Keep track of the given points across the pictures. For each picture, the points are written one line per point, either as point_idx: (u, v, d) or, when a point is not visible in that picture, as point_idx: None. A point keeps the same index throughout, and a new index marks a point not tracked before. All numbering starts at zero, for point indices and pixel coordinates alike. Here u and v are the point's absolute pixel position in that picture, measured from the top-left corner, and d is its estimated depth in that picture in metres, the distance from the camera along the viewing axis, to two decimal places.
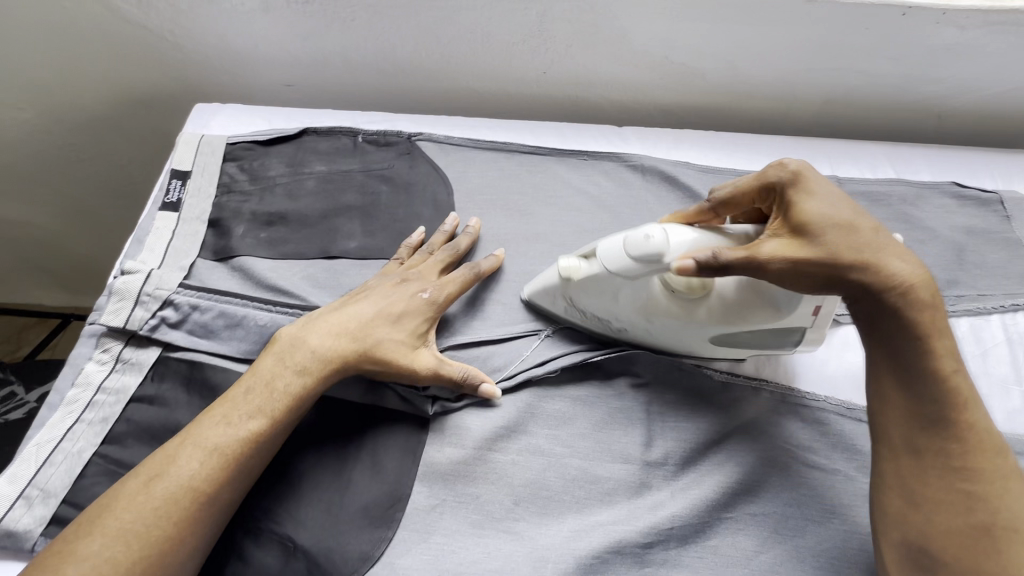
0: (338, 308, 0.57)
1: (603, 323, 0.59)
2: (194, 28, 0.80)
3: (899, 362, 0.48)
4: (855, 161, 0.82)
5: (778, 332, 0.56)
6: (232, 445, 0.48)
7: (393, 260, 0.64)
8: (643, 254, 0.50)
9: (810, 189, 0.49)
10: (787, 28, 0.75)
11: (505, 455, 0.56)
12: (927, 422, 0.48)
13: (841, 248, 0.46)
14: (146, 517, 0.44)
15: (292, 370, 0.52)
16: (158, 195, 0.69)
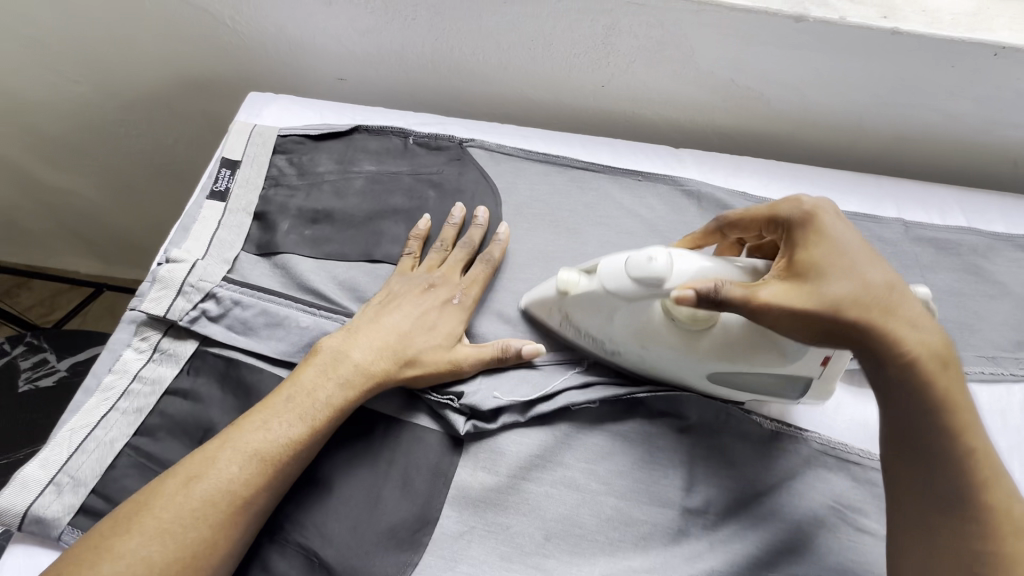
0: (374, 319, 0.56)
1: (596, 343, 0.57)
2: (253, 15, 0.79)
3: (918, 431, 0.44)
4: (924, 204, 0.77)
5: (784, 376, 0.54)
6: (273, 451, 0.47)
7: (407, 256, 0.63)
8: (645, 274, 0.50)
9: (820, 231, 0.47)
10: (865, 60, 0.71)
11: (539, 486, 0.53)
12: (947, 498, 0.43)
13: (851, 300, 0.43)
14: (184, 518, 0.43)
15: (335, 381, 0.51)
16: (207, 183, 0.69)
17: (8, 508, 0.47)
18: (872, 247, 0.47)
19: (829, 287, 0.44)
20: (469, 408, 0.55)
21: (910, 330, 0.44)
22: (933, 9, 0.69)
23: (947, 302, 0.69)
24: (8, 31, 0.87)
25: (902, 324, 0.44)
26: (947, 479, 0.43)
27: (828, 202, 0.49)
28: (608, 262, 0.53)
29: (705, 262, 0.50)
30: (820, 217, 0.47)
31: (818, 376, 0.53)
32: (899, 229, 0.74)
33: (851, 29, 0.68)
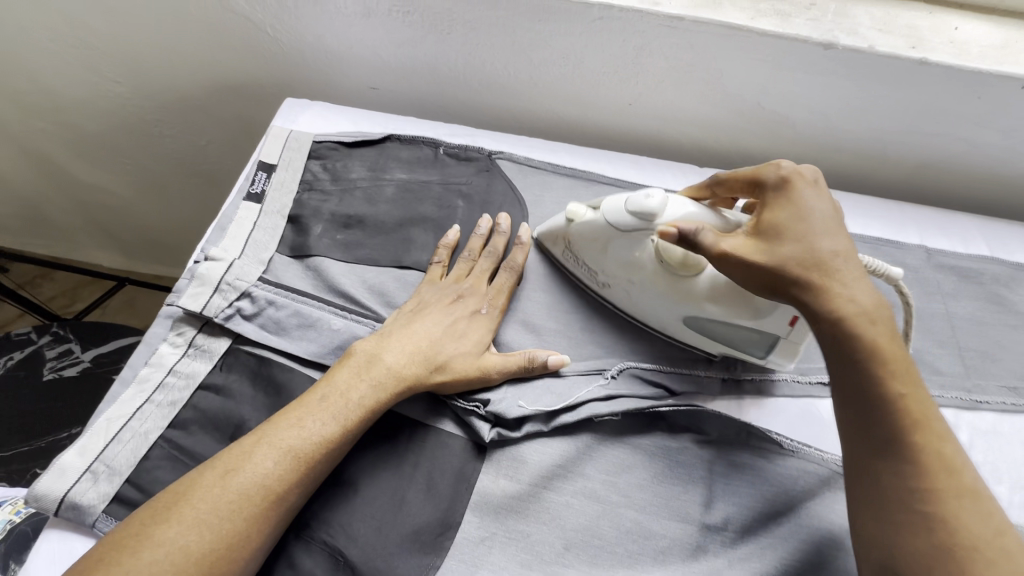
0: (405, 325, 0.58)
1: (590, 274, 0.64)
2: (292, 24, 0.82)
3: (848, 383, 0.46)
4: (946, 232, 0.78)
5: (750, 333, 0.58)
6: (307, 449, 0.48)
7: (436, 264, 0.64)
8: (641, 211, 0.55)
9: (785, 196, 0.51)
10: (891, 88, 0.72)
11: (560, 496, 0.54)
12: (875, 441, 0.44)
13: (789, 256, 0.48)
14: (221, 510, 0.44)
15: (367, 383, 0.53)
16: (243, 185, 0.71)
17: (45, 493, 0.48)
18: (834, 218, 0.50)
19: (778, 248, 0.49)
20: (494, 416, 0.56)
21: (843, 288, 0.47)
22: (961, 41, 0.70)
23: (968, 330, 0.69)
24: (54, 32, 0.90)
25: (834, 282, 0.47)
26: (873, 422, 0.44)
27: (808, 172, 0.53)
28: (615, 200, 0.59)
29: (700, 210, 0.55)
30: (787, 184, 0.52)
31: (785, 336, 0.56)
32: (921, 256, 0.74)
33: (880, 58, 0.69)
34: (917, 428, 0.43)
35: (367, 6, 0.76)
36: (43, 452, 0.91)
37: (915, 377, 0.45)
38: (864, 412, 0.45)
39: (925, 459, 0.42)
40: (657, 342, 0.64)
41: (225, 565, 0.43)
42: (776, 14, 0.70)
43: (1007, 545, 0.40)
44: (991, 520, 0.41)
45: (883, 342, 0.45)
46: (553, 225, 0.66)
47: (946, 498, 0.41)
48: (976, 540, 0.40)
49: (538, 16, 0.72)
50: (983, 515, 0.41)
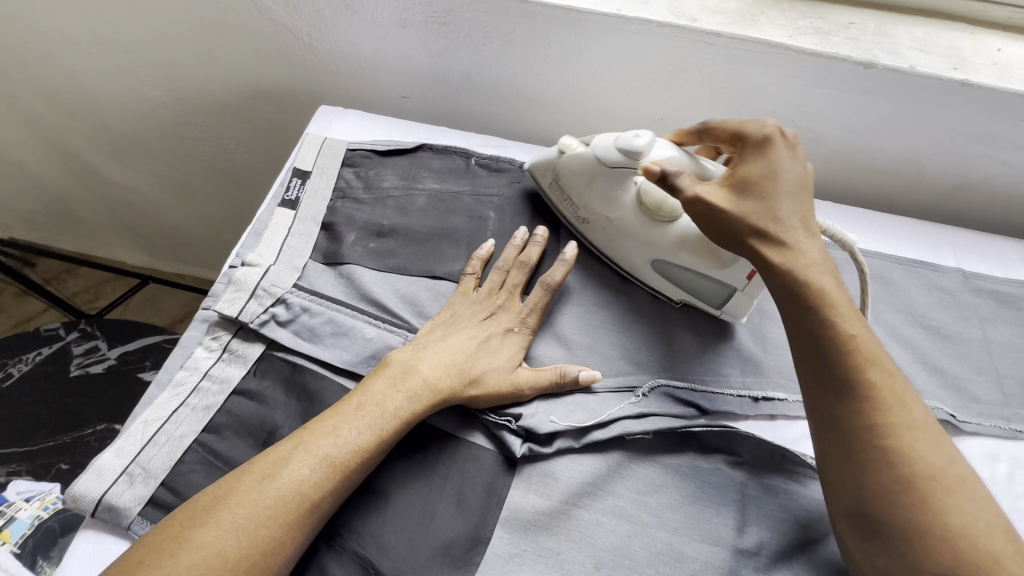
0: (440, 338, 0.58)
1: (572, 209, 0.69)
2: (329, 32, 0.83)
3: (806, 336, 0.51)
4: (983, 255, 0.76)
5: (710, 282, 0.63)
6: (343, 458, 0.48)
7: (469, 276, 0.64)
8: (629, 148, 0.61)
9: (755, 155, 0.56)
10: (930, 108, 0.71)
11: (590, 514, 0.53)
12: (831, 388, 0.49)
13: (754, 214, 0.54)
14: (257, 516, 0.44)
15: (403, 393, 0.53)
16: (278, 191, 0.71)
17: (84, 493, 0.49)
18: (797, 179, 0.56)
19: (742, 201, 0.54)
20: (525, 431, 0.55)
21: (796, 246, 0.53)
22: (1004, 63, 0.69)
23: (1006, 357, 0.68)
24: (96, 35, 0.92)
25: (791, 239, 0.53)
26: (831, 370, 0.49)
27: (783, 132, 0.58)
28: (606, 138, 0.65)
29: (681, 157, 0.61)
30: (762, 143, 0.56)
31: (742, 290, 0.62)
32: (958, 279, 0.73)
33: (920, 78, 0.68)
34: (868, 369, 0.49)
35: (403, 16, 0.77)
36: (68, 448, 0.92)
37: (862, 323, 0.51)
38: (823, 362, 0.50)
39: (879, 399, 0.48)
40: (689, 360, 0.63)
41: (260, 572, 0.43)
42: (814, 33, 0.70)
43: (957, 472, 0.46)
44: (939, 449, 0.47)
45: (832, 294, 0.51)
46: (544, 157, 0.71)
47: (901, 433, 0.47)
48: (932, 469, 0.45)
49: (574, 29, 0.73)
50: (933, 444, 0.47)
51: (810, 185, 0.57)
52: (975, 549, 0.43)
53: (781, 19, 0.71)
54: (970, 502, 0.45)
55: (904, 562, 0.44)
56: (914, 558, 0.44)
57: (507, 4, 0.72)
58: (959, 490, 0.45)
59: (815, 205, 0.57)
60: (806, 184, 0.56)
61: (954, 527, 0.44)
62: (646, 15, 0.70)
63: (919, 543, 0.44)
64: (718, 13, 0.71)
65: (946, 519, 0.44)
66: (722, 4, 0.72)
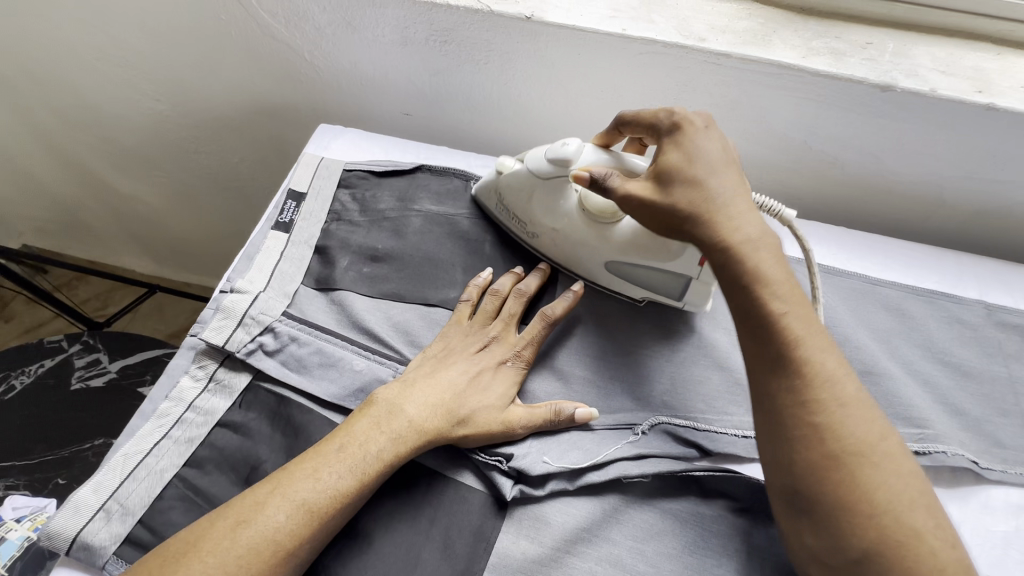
0: (429, 374, 0.56)
1: (520, 225, 0.68)
2: (329, 50, 0.82)
3: (741, 313, 0.49)
4: (1008, 286, 0.72)
5: (665, 274, 0.62)
6: (320, 503, 0.46)
7: (463, 303, 0.62)
8: (557, 156, 0.61)
9: (677, 137, 0.55)
10: (954, 133, 0.68)
11: (584, 562, 0.51)
12: (768, 365, 0.48)
13: (683, 197, 0.51)
14: (228, 565, 0.43)
15: (386, 435, 0.51)
16: (273, 213, 0.70)
17: (59, 531, 0.48)
18: (721, 156, 0.54)
19: (674, 187, 0.52)
20: (516, 472, 0.53)
21: (731, 221, 0.50)
22: None
23: None
24: (101, 51, 0.92)
25: (725, 216, 0.50)
26: (766, 348, 0.48)
27: (701, 116, 0.56)
28: (537, 151, 0.64)
29: (609, 156, 0.60)
30: (678, 128, 0.55)
31: (697, 277, 0.60)
32: (981, 312, 0.69)
33: (942, 102, 0.65)
34: (802, 345, 0.47)
35: (404, 35, 0.76)
36: (64, 462, 0.90)
37: (800, 298, 0.49)
38: (758, 340, 0.48)
39: (812, 377, 0.47)
40: (691, 396, 0.60)
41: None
42: (829, 53, 0.67)
43: (887, 447, 0.46)
44: (870, 423, 0.46)
45: (768, 268, 0.49)
46: (486, 180, 0.69)
47: (831, 410, 0.46)
48: (860, 446, 0.45)
49: (578, 48, 0.70)
50: (863, 418, 0.46)
51: (736, 162, 0.55)
52: (899, 525, 0.43)
53: (794, 38, 0.68)
54: (899, 478, 0.45)
55: (833, 541, 0.44)
56: (842, 537, 0.44)
57: (509, 23, 0.69)
58: (888, 465, 0.45)
59: (746, 179, 0.54)
60: (733, 161, 0.54)
61: (880, 503, 0.44)
62: (652, 35, 0.67)
63: (845, 521, 0.44)
64: (727, 32, 0.68)
65: (874, 495, 0.44)
66: (732, 23, 0.69)
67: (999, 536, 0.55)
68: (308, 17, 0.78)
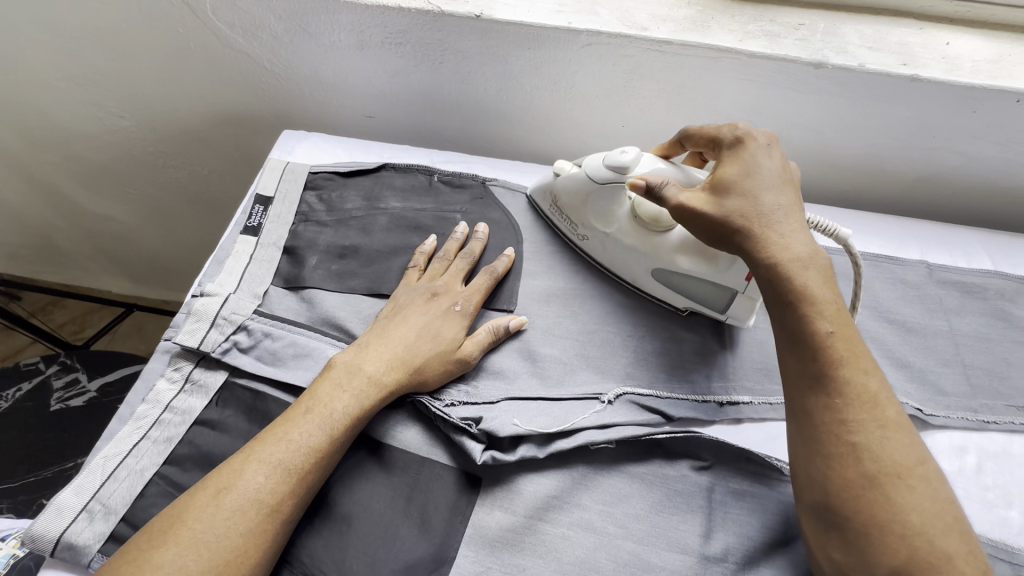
0: (381, 335, 0.59)
1: (571, 227, 0.71)
2: (289, 57, 0.84)
3: (783, 326, 0.50)
4: (948, 247, 0.77)
5: (712, 285, 0.63)
6: (297, 460, 0.49)
7: (412, 269, 0.67)
8: (617, 165, 0.63)
9: (739, 152, 0.57)
10: (884, 105, 0.72)
11: (556, 528, 0.53)
12: (810, 380, 0.48)
13: (732, 208, 0.54)
14: (218, 528, 0.45)
15: (350, 393, 0.54)
16: (241, 218, 0.72)
17: (42, 534, 0.49)
18: (779, 175, 0.56)
19: (727, 202, 0.54)
20: (486, 437, 0.55)
21: (779, 237, 0.52)
22: (953, 56, 0.70)
23: (973, 348, 0.68)
24: (61, 71, 0.92)
25: (777, 233, 0.52)
26: (807, 364, 0.49)
27: (763, 133, 0.59)
28: (595, 159, 0.67)
29: (669, 169, 0.63)
30: (740, 143, 0.58)
31: (742, 292, 0.62)
32: (923, 272, 0.73)
33: (872, 75, 0.69)
34: (845, 365, 0.47)
35: (361, 39, 0.78)
36: (48, 483, 0.91)
37: (845, 319, 0.50)
38: (799, 354, 0.49)
39: (854, 398, 0.47)
40: (652, 366, 0.64)
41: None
42: (764, 36, 0.71)
43: (925, 472, 0.45)
44: (910, 448, 0.46)
45: (814, 284, 0.50)
46: (543, 180, 0.74)
47: (871, 431, 0.46)
48: (898, 467, 0.45)
49: (528, 44, 0.73)
50: (905, 442, 0.46)
51: (793, 183, 0.57)
52: (930, 547, 0.42)
53: (731, 23, 0.72)
54: (934, 503, 0.44)
55: (861, 557, 0.44)
56: (869, 554, 0.43)
57: (459, 23, 0.72)
58: (925, 489, 0.44)
59: (803, 200, 0.56)
60: (790, 182, 0.56)
61: (914, 524, 0.43)
62: (596, 27, 0.70)
63: (876, 537, 0.43)
64: (668, 21, 0.72)
65: (906, 518, 0.43)
66: (673, 12, 0.73)
67: (944, 477, 0.59)
68: (264, 27, 0.80)
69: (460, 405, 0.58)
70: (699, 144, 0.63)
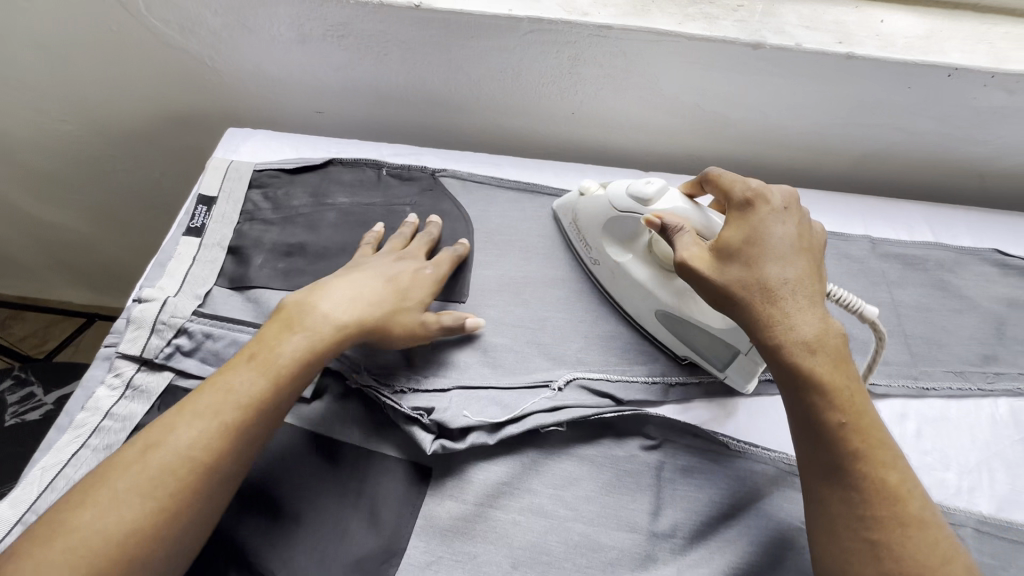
0: (339, 283, 0.59)
1: (587, 251, 0.69)
2: (231, 54, 0.82)
3: (795, 410, 0.49)
4: (891, 221, 0.79)
5: (714, 338, 0.59)
6: (230, 415, 0.47)
7: (370, 246, 0.66)
8: (639, 195, 0.61)
9: (749, 216, 0.54)
10: (824, 83, 0.73)
11: (506, 514, 0.54)
12: (825, 469, 0.47)
13: (739, 284, 0.51)
14: (142, 485, 0.43)
15: (300, 336, 0.53)
16: (183, 219, 0.70)
17: None
18: (793, 241, 0.53)
19: (731, 272, 0.52)
20: (436, 426, 0.56)
21: (790, 316, 0.49)
22: (886, 34, 0.71)
23: (914, 318, 0.70)
24: None
25: (786, 309, 0.49)
26: (823, 453, 0.47)
27: (778, 193, 0.56)
28: (619, 185, 0.65)
29: (690, 206, 0.59)
30: (750, 206, 0.55)
31: (745, 352, 0.58)
32: (866, 246, 0.75)
33: (808, 54, 0.70)
34: (863, 458, 0.46)
35: (301, 33, 0.76)
36: None
37: (862, 404, 0.47)
38: (814, 441, 0.47)
39: (873, 492, 0.45)
40: (603, 350, 0.64)
41: (142, 549, 0.42)
42: (703, 18, 0.71)
43: (952, 575, 0.43)
44: (936, 547, 0.44)
45: (828, 370, 0.47)
46: (566, 198, 0.72)
47: (892, 530, 0.44)
48: (921, 568, 0.43)
49: (470, 33, 0.73)
50: (929, 542, 0.44)
51: (807, 250, 0.54)
52: None
53: (671, 6, 0.72)
54: None
55: None
56: None
57: (398, 13, 0.71)
58: None
59: (815, 268, 0.53)
60: (804, 248, 0.53)
61: None
62: (536, 13, 0.70)
63: None
64: (608, 6, 0.72)
65: None
66: None
67: None
68: (201, 22, 0.78)
69: (410, 394, 0.58)
70: (719, 193, 0.59)
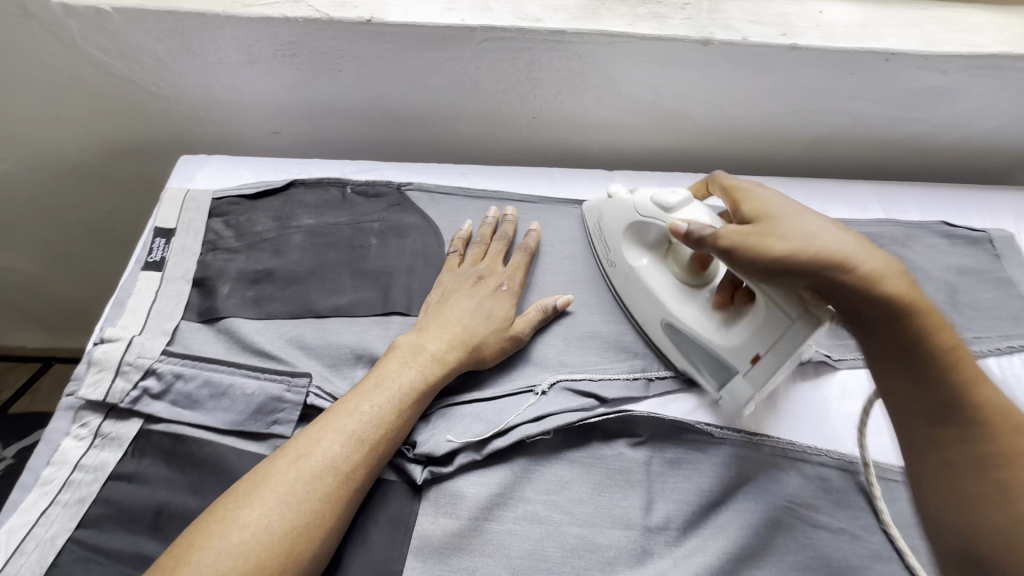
0: (437, 316, 0.62)
1: (606, 253, 0.71)
2: (177, 79, 0.79)
3: (896, 350, 0.44)
4: (845, 201, 0.82)
5: (714, 359, 0.60)
6: (369, 431, 0.51)
7: (452, 254, 0.70)
8: (659, 206, 0.60)
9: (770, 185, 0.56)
10: (772, 75, 0.76)
11: (502, 525, 0.53)
12: (933, 409, 0.43)
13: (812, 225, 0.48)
14: (298, 490, 0.47)
15: (415, 368, 0.57)
16: (141, 254, 0.68)
17: None
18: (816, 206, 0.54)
19: (798, 219, 0.49)
20: (424, 457, 0.55)
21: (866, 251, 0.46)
22: (826, 24, 0.74)
23: None
24: None
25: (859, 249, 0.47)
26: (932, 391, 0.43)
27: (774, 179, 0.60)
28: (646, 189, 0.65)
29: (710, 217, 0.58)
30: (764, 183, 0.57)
31: (741, 374, 0.57)
32: None
33: (755, 47, 0.72)
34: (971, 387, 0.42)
35: (250, 53, 0.75)
36: None
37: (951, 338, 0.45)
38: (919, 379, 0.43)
39: (988, 423, 0.41)
40: (582, 351, 0.65)
41: (298, 550, 0.45)
42: (653, 18, 0.73)
43: None
44: None
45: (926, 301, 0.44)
46: (596, 200, 0.74)
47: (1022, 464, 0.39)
48: None
49: (423, 44, 0.72)
50: None
51: None
52: None
53: (621, 8, 0.74)
54: None
55: None
56: None
57: (350, 29, 0.70)
58: None
59: None
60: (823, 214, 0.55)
61: None
62: (489, 22, 0.70)
63: None
64: (560, 10, 0.72)
65: None
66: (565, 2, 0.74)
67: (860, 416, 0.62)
68: (144, 49, 0.75)
69: None
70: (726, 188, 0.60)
